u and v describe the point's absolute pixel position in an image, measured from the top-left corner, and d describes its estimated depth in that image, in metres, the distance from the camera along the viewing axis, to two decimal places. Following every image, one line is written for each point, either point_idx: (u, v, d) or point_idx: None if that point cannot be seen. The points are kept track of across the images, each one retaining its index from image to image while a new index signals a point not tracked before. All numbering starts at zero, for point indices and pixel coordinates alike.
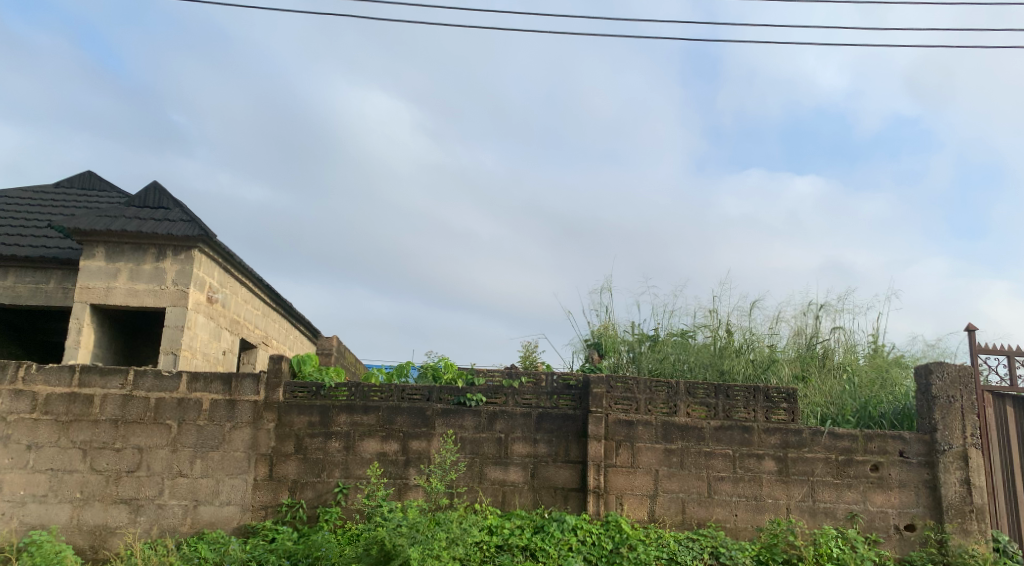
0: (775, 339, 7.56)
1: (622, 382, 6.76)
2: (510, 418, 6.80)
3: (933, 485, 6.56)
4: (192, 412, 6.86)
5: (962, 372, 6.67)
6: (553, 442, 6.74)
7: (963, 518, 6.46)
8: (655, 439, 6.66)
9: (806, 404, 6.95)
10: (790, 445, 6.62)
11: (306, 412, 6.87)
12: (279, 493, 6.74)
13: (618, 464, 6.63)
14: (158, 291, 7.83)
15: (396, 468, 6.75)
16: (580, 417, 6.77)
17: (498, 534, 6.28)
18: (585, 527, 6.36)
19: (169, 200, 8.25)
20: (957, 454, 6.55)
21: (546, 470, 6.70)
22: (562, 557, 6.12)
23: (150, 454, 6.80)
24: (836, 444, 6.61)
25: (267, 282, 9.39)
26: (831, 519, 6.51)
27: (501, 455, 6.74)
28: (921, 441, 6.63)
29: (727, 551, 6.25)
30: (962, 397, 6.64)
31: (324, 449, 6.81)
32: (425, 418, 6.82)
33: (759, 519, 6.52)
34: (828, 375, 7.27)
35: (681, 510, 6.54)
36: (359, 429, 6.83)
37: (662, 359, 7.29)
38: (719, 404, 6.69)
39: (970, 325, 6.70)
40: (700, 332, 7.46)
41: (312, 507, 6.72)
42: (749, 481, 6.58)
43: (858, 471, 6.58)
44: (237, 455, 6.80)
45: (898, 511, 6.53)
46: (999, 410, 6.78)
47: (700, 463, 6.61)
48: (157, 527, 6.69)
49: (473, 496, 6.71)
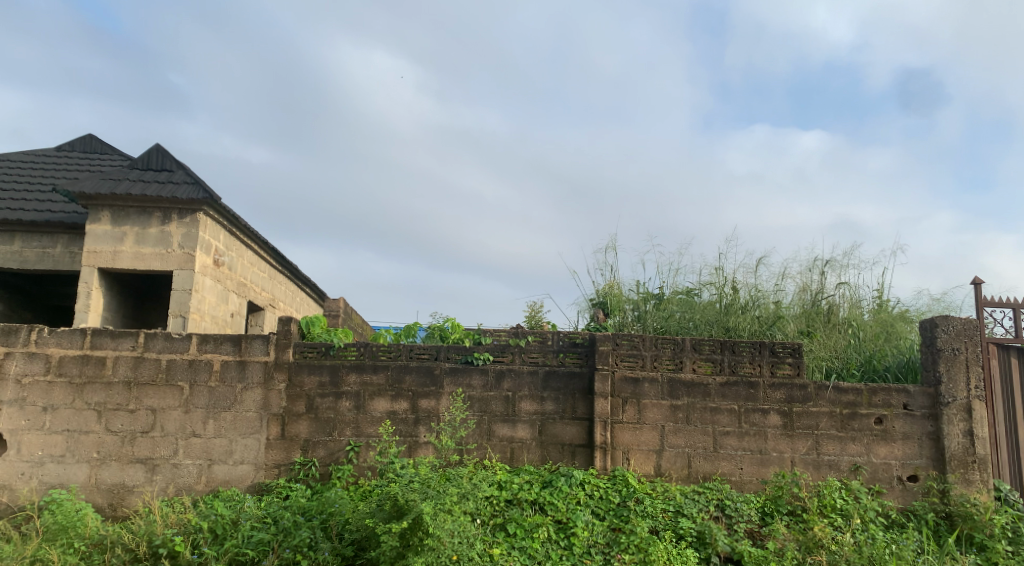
0: (781, 295, 7.56)
1: (628, 340, 6.81)
2: (517, 377, 6.88)
3: (937, 436, 6.64)
4: (203, 373, 6.95)
5: (968, 325, 6.69)
6: (561, 399, 6.83)
7: (965, 468, 6.55)
8: (661, 395, 6.72)
9: (811, 359, 6.98)
10: (795, 400, 6.69)
11: (316, 371, 6.97)
12: (291, 452, 6.88)
13: (624, 420, 6.72)
14: (165, 255, 7.86)
15: (406, 427, 6.86)
16: (587, 373, 6.84)
17: (507, 489, 6.42)
18: (593, 481, 6.51)
19: (172, 161, 8.23)
20: (961, 406, 6.61)
21: (554, 427, 6.80)
22: (570, 510, 6.26)
23: (163, 415, 6.92)
24: (841, 399, 6.67)
25: (273, 244, 9.40)
26: (835, 471, 6.61)
27: (510, 412, 6.83)
28: (925, 393, 6.68)
29: (732, 503, 6.38)
30: (967, 349, 6.68)
31: (335, 408, 6.92)
32: (433, 377, 6.91)
33: (763, 472, 6.63)
34: (833, 330, 7.28)
35: (687, 464, 6.65)
36: (369, 388, 6.92)
37: (667, 317, 7.31)
38: (724, 360, 6.74)
39: (976, 278, 6.69)
40: (706, 289, 7.47)
41: (324, 465, 6.86)
42: (753, 435, 6.66)
43: (862, 425, 6.65)
44: (250, 415, 6.92)
45: (901, 462, 6.62)
46: (1003, 362, 6.80)
47: (705, 419, 6.69)
48: (173, 485, 6.84)
49: (482, 453, 6.82)
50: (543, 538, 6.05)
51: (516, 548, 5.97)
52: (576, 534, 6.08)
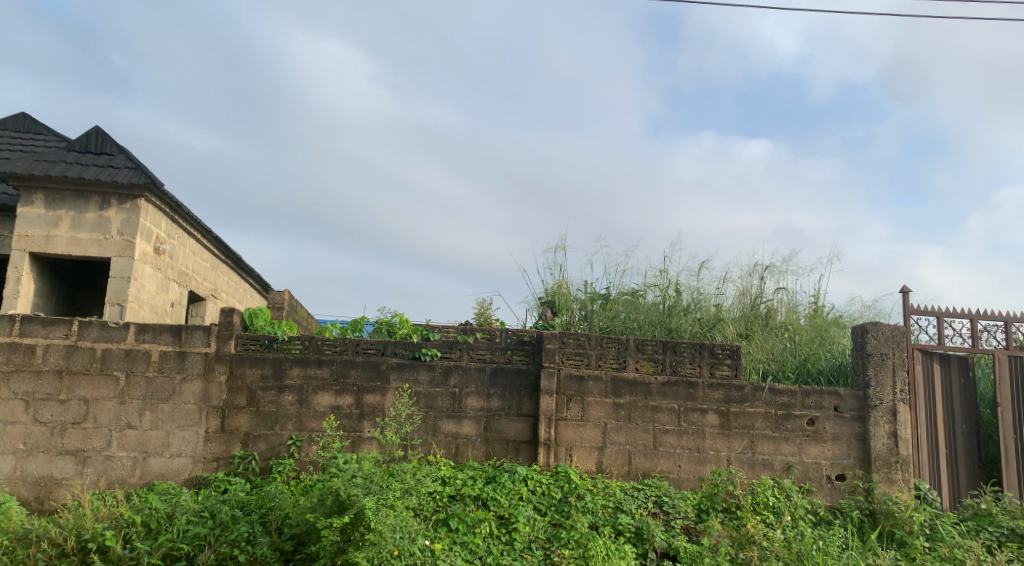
0: (722, 298, 7.79)
1: (574, 338, 6.92)
2: (464, 373, 6.92)
3: (864, 437, 6.94)
4: (140, 363, 6.81)
5: (896, 331, 7.00)
6: (507, 396, 6.90)
7: (889, 468, 6.87)
8: (605, 394, 6.86)
9: (748, 360, 7.19)
10: (732, 400, 6.90)
11: (259, 364, 6.88)
12: (231, 445, 6.78)
13: (568, 417, 6.83)
14: (103, 241, 7.64)
15: (349, 422, 6.84)
16: (533, 371, 6.93)
17: (451, 485, 6.48)
18: (536, 477, 6.60)
19: (112, 144, 7.99)
20: (887, 409, 6.92)
21: (499, 423, 6.87)
22: (513, 506, 6.34)
23: (96, 406, 6.74)
24: (775, 400, 6.92)
25: (216, 233, 9.21)
26: (769, 470, 6.86)
27: (455, 409, 6.88)
28: (855, 396, 6.97)
29: (670, 500, 6.56)
30: (895, 354, 6.99)
31: (277, 402, 6.85)
32: (379, 372, 6.90)
33: (700, 470, 6.83)
34: (770, 334, 7.54)
35: (627, 461, 6.80)
36: (313, 382, 6.88)
37: (613, 317, 7.45)
38: (666, 360, 6.91)
39: (904, 286, 7.01)
40: (650, 291, 7.63)
41: (265, 459, 6.79)
42: (692, 434, 6.85)
43: (795, 425, 6.91)
44: (188, 407, 6.80)
45: (830, 462, 6.90)
46: (926, 368, 7.14)
47: (646, 417, 6.85)
48: (105, 478, 6.67)
49: (426, 449, 6.85)
50: (485, 533, 6.11)
51: (457, 543, 6.02)
52: (517, 529, 6.16)
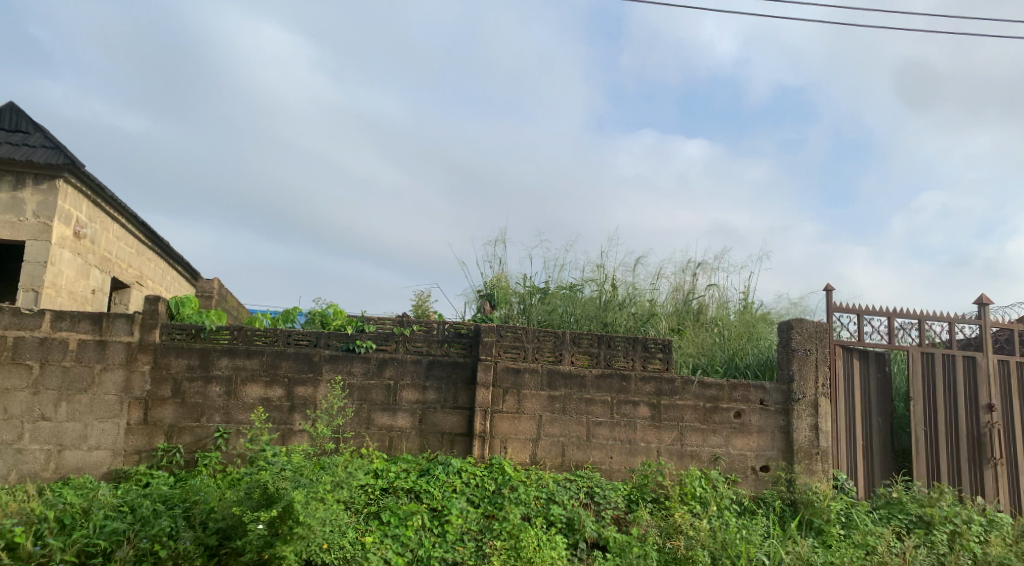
0: (656, 294, 7.94)
1: (511, 332, 6.93)
2: (399, 365, 6.86)
3: (787, 429, 7.18)
4: (56, 352, 6.51)
5: (818, 328, 7.28)
6: (442, 388, 6.87)
7: (809, 459, 7.14)
8: (540, 386, 6.91)
9: (680, 355, 7.37)
10: (663, 393, 7.04)
11: (185, 354, 6.66)
12: (153, 438, 6.56)
13: (504, 410, 6.85)
14: (16, 223, 7.25)
15: (280, 414, 6.69)
16: (470, 364, 6.92)
17: (383, 478, 6.44)
18: (470, 469, 6.60)
19: (27, 122, 7.59)
20: (809, 403, 7.19)
21: (434, 415, 6.84)
22: (446, 498, 6.33)
23: (7, 397, 6.42)
24: (704, 393, 7.10)
25: (142, 218, 8.85)
26: (696, 461, 7.04)
27: (390, 401, 6.81)
28: (779, 390, 7.21)
29: (601, 490, 6.66)
30: (817, 350, 7.25)
31: (204, 393, 6.65)
32: (311, 363, 6.78)
33: (631, 461, 6.95)
34: (701, 329, 7.76)
35: (561, 453, 6.88)
36: (242, 373, 6.70)
37: (551, 310, 7.51)
38: (601, 354, 7.01)
39: (828, 284, 7.27)
40: (588, 286, 7.71)
41: (190, 452, 6.58)
42: (624, 426, 6.97)
43: (723, 418, 7.11)
44: (108, 398, 6.54)
45: (755, 453, 7.13)
46: (847, 364, 7.44)
47: (580, 409, 6.93)
48: (16, 472, 6.36)
49: (359, 441, 6.77)
50: (417, 526, 6.08)
51: (389, 536, 5.97)
52: (449, 521, 6.15)
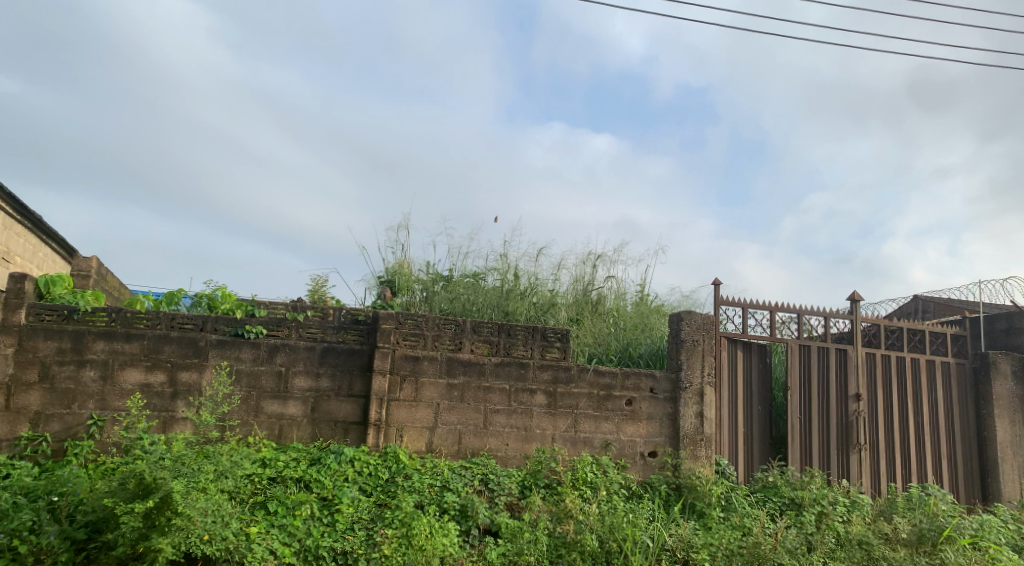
0: (557, 284, 8.03)
1: (411, 319, 6.85)
2: (292, 352, 6.66)
3: (674, 417, 7.43)
4: None
5: (706, 320, 7.54)
6: (337, 376, 6.72)
7: (694, 445, 7.39)
8: (438, 374, 6.86)
9: (577, 344, 7.53)
10: (559, 381, 7.13)
11: (55, 337, 6.26)
12: (17, 425, 6.13)
13: (401, 398, 6.77)
14: None
15: (160, 400, 6.37)
16: (366, 351, 6.79)
17: (271, 467, 6.24)
18: (363, 458, 6.49)
19: None
20: (696, 391, 7.44)
21: (328, 404, 6.68)
22: (337, 487, 6.21)
23: None
24: (598, 381, 7.24)
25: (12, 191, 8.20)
26: (589, 447, 7.17)
27: (280, 389, 6.60)
28: (668, 379, 7.45)
29: (496, 477, 6.68)
30: (705, 341, 7.53)
31: (76, 378, 6.25)
32: (196, 348, 6.47)
33: (526, 448, 7.01)
34: (599, 319, 7.91)
35: (457, 440, 6.86)
36: (119, 357, 6.33)
37: (453, 299, 7.50)
38: (500, 342, 7.02)
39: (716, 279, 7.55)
40: (491, 274, 7.73)
41: (59, 440, 6.17)
42: (520, 413, 7.02)
43: (615, 405, 7.28)
44: None
45: (644, 440, 7.34)
46: (732, 355, 7.75)
47: (478, 397, 6.93)
48: None
49: (247, 430, 6.53)
50: (306, 515, 5.90)
51: (275, 526, 5.79)
52: (339, 510, 6.02)
